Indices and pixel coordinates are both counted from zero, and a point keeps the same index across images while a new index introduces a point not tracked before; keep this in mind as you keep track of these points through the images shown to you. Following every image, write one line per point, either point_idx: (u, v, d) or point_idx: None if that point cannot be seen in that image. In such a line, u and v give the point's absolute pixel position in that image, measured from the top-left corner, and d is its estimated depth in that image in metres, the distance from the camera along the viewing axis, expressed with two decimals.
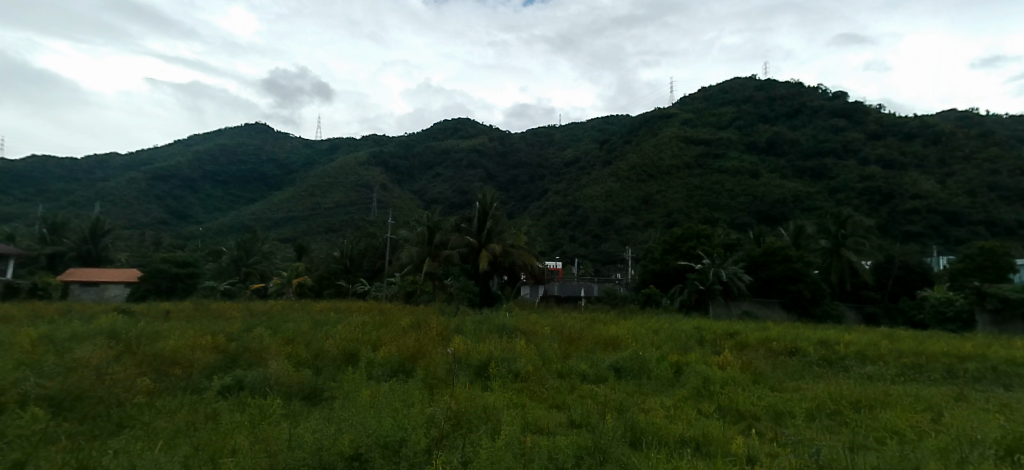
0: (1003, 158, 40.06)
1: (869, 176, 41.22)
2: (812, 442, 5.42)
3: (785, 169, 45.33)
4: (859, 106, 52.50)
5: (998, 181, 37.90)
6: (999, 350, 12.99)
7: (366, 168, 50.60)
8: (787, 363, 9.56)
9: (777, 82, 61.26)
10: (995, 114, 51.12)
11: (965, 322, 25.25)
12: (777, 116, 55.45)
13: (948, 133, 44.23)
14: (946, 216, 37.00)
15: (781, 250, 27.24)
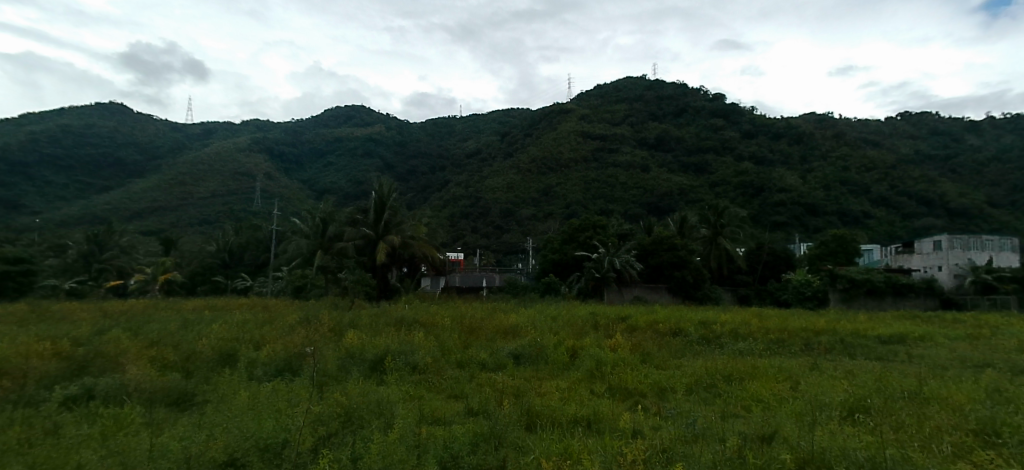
0: (851, 157, 46.07)
1: (744, 171, 45.37)
2: (689, 414, 5.95)
3: (672, 164, 48.61)
4: (735, 108, 57.60)
5: (848, 177, 43.60)
6: (846, 324, 15.09)
7: (246, 156, 48.15)
8: (671, 343, 10.31)
9: (664, 83, 65.57)
10: (844, 118, 58.57)
11: (820, 300, 28.75)
12: (664, 114, 59.23)
13: (808, 134, 49.99)
14: (806, 207, 41.81)
15: (668, 239, 29.29)
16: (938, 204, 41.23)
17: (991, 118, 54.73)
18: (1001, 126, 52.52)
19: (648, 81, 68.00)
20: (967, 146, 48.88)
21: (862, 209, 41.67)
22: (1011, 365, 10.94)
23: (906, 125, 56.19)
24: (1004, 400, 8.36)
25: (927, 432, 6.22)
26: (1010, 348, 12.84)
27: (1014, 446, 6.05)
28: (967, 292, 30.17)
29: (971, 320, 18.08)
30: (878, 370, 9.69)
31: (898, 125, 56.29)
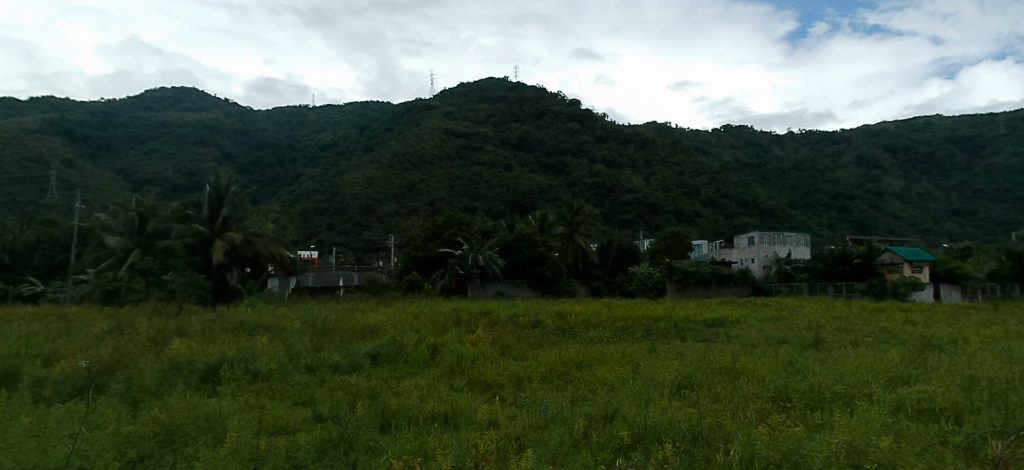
0: (685, 163, 52.04)
1: (597, 172, 48.88)
2: (542, 402, 6.32)
3: (533, 164, 50.65)
4: (588, 114, 61.77)
5: (683, 181, 49.35)
6: (680, 310, 17.07)
7: (38, 137, 37.34)
8: (529, 335, 10.76)
9: (524, 86, 68.18)
10: (679, 129, 65.89)
11: (659, 290, 32.18)
12: (525, 116, 61.55)
13: (650, 141, 55.38)
14: (649, 207, 46.32)
15: (529, 236, 30.59)
16: (752, 205, 48.21)
17: (789, 133, 65.43)
18: (797, 139, 62.91)
19: (510, 83, 70.26)
20: (773, 156, 57.77)
21: (694, 209, 47.27)
22: (803, 340, 13.21)
23: (728, 136, 64.74)
24: (795, 369, 10.10)
25: (737, 401, 7.30)
26: (802, 326, 15.55)
27: (798, 408, 7.37)
28: (772, 279, 35.66)
29: (773, 303, 21.57)
30: (704, 350, 11.09)
31: (721, 136, 64.67)
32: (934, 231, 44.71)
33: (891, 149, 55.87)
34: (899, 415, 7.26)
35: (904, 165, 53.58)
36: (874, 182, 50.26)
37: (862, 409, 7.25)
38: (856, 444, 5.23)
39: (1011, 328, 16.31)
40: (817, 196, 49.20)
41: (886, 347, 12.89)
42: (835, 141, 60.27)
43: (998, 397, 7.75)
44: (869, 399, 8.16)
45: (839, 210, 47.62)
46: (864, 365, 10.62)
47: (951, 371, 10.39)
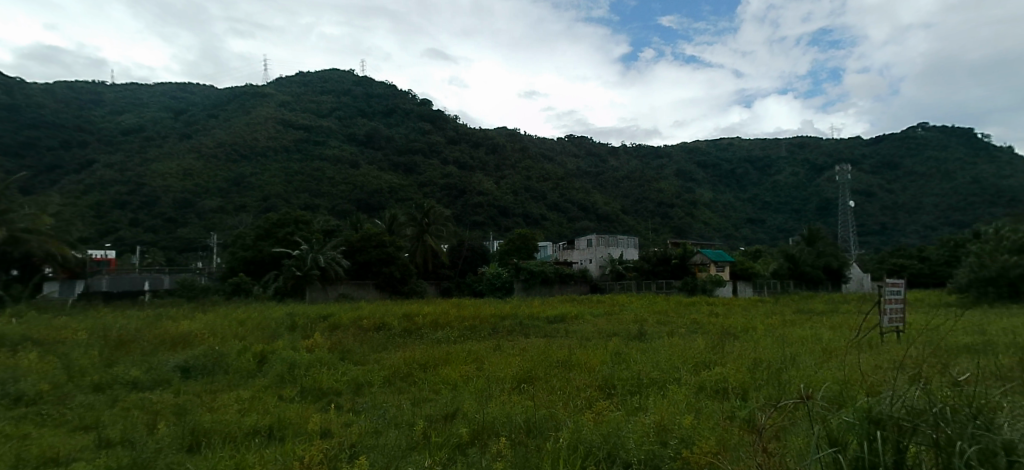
0: (533, 168, 54.95)
1: (449, 173, 49.25)
2: (380, 406, 6.21)
3: (382, 162, 49.39)
4: (438, 116, 61.90)
5: (531, 185, 52.21)
6: (524, 308, 17.92)
7: None
8: (372, 338, 10.48)
9: (372, 82, 66.91)
10: (525, 135, 69.19)
11: (507, 289, 33.55)
12: (373, 113, 60.20)
13: (501, 145, 57.18)
14: (499, 209, 48.03)
15: (376, 236, 29.84)
16: (591, 210, 52.43)
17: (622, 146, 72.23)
18: (629, 151, 69.67)
19: (356, 78, 67.35)
20: (609, 166, 63.16)
21: (540, 212, 50.29)
22: (631, 333, 14.72)
23: (570, 144, 69.33)
24: (620, 359, 11.23)
25: (569, 391, 7.89)
26: (629, 319, 17.35)
27: (620, 394, 8.22)
28: (607, 277, 39.14)
29: (607, 299, 23.70)
30: (544, 345, 11.79)
31: (565, 144, 69.03)
32: (734, 236, 52.71)
33: (703, 165, 64.53)
34: (701, 395, 8.42)
35: (712, 179, 62.25)
36: (690, 193, 57.65)
37: (671, 391, 8.31)
38: (664, 423, 5.96)
39: (784, 316, 20.02)
40: (645, 204, 54.91)
41: (695, 336, 14.90)
42: (659, 155, 68.07)
43: (771, 374, 9.43)
44: (678, 382, 9.41)
45: (663, 216, 53.67)
46: (676, 353, 12.20)
47: (740, 355, 12.42)
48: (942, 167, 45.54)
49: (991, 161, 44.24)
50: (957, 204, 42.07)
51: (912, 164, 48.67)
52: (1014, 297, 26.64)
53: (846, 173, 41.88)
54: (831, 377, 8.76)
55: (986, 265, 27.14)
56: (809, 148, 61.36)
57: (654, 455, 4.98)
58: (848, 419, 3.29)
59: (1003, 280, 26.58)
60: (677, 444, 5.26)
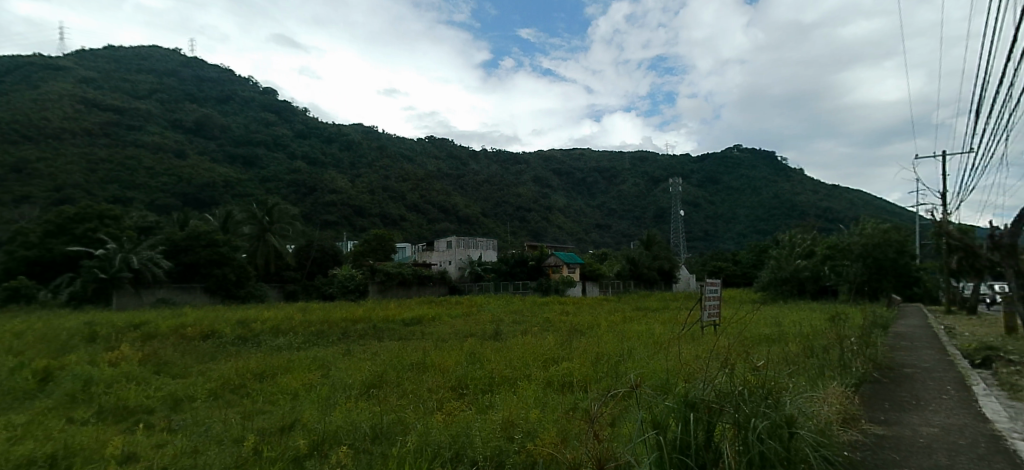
0: (391, 168, 53.66)
1: (296, 169, 46.82)
2: (203, 422, 5.64)
3: (215, 153, 45.00)
4: (279, 109, 59.46)
5: (389, 185, 50.79)
6: (379, 311, 17.41)
7: None
8: (198, 347, 9.46)
9: (203, 65, 61.75)
10: (383, 134, 67.63)
11: (360, 292, 32.77)
12: (205, 98, 54.87)
13: (356, 143, 57.03)
14: (354, 209, 46.40)
15: (206, 234, 27.09)
16: (452, 212, 52.78)
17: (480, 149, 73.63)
18: (489, 155, 71.01)
19: (182, 57, 61.58)
20: (469, 169, 63.89)
21: (399, 212, 49.50)
22: (487, 333, 15.11)
23: (429, 145, 68.95)
24: (474, 359, 11.48)
25: (421, 394, 7.88)
26: (486, 319, 17.79)
27: (471, 393, 8.41)
28: (464, 278, 39.75)
29: (464, 300, 24.03)
30: (398, 348, 11.61)
31: (425, 145, 68.62)
32: (585, 240, 56.72)
33: (558, 172, 67.96)
34: (548, 390, 8.92)
35: (566, 186, 65.77)
36: (545, 198, 60.55)
37: (519, 388, 8.70)
38: (511, 418, 6.21)
39: (626, 313, 21.99)
40: (504, 207, 56.54)
41: (547, 334, 15.73)
42: (518, 162, 70.69)
43: (610, 367, 10.34)
44: (529, 378, 9.87)
45: (521, 220, 55.82)
46: (527, 350, 12.81)
47: (585, 350, 13.41)
48: (752, 184, 53.40)
49: (787, 180, 53.15)
50: (762, 216, 50.04)
51: (729, 180, 56.55)
52: (802, 295, 32.47)
53: (676, 186, 46.84)
54: (659, 367, 9.88)
55: (784, 267, 32.04)
56: (648, 162, 68.29)
57: (499, 451, 5.12)
58: (665, 405, 3.65)
59: (795, 280, 31.89)
60: (522, 438, 5.52)
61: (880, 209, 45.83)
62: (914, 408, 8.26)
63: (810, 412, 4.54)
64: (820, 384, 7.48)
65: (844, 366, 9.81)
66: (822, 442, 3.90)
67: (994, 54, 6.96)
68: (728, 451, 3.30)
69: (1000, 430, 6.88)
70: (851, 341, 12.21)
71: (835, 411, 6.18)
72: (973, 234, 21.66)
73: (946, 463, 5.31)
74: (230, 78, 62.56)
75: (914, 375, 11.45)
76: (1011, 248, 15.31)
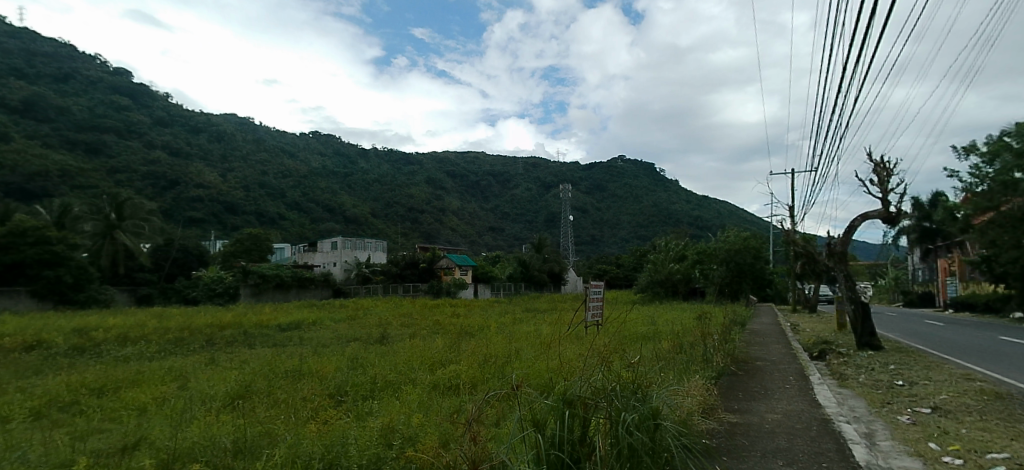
0: (269, 162, 51.82)
1: (154, 160, 40.62)
2: (18, 447, 4.93)
3: (49, 138, 36.01)
4: (134, 94, 53.08)
5: (265, 181, 48.89)
6: (251, 316, 16.29)
7: None
8: (20, 361, 8.25)
9: (34, 37, 53.06)
10: (261, 126, 63.19)
11: (230, 295, 31.13)
12: (35, 75, 46.80)
13: (228, 135, 52.21)
14: (225, 206, 43.89)
15: (35, 230, 23.45)
16: (338, 212, 51.51)
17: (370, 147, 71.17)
18: (379, 155, 69.35)
19: (6, 27, 52.55)
20: (358, 168, 61.36)
21: (277, 211, 48.29)
22: (371, 337, 14.74)
23: (315, 140, 65.22)
24: (356, 364, 11.13)
25: (294, 404, 7.47)
26: (373, 323, 17.33)
27: (351, 400, 8.13)
28: (352, 282, 38.43)
29: (351, 303, 23.24)
30: (271, 355, 10.94)
31: (309, 141, 65.40)
32: (478, 242, 57.81)
33: (451, 175, 67.84)
34: (432, 393, 8.86)
35: (460, 188, 65.84)
36: (439, 200, 59.90)
37: (403, 393, 8.56)
38: (390, 425, 6.09)
39: (515, 315, 22.56)
40: (396, 207, 55.46)
41: (434, 337, 15.67)
42: (410, 162, 69.74)
43: (497, 368, 10.51)
44: (414, 382, 9.75)
45: (413, 222, 55.15)
46: (414, 354, 12.67)
47: (472, 351, 13.53)
48: (634, 193, 57.10)
49: (664, 189, 57.54)
50: (643, 223, 53.15)
51: (615, 188, 59.60)
52: (674, 295, 35.04)
53: (566, 193, 48.36)
54: (542, 367, 10.22)
55: (659, 270, 34.92)
56: (539, 167, 70.50)
57: (376, 458, 4.98)
58: (545, 403, 3.70)
59: (668, 283, 34.69)
60: (401, 444, 5.42)
61: (743, 219, 50.87)
62: (762, 396, 9.31)
63: (674, 404, 4.92)
64: (685, 378, 8.19)
65: (707, 361, 10.84)
66: (683, 431, 4.23)
67: (836, 93, 8.09)
68: (599, 440, 3.45)
69: (828, 414, 7.97)
70: (714, 338, 13.49)
71: (697, 402, 6.81)
72: (814, 243, 24.86)
73: (785, 446, 6.04)
74: (70, 55, 54.62)
75: (764, 367, 12.93)
76: (842, 255, 17.95)
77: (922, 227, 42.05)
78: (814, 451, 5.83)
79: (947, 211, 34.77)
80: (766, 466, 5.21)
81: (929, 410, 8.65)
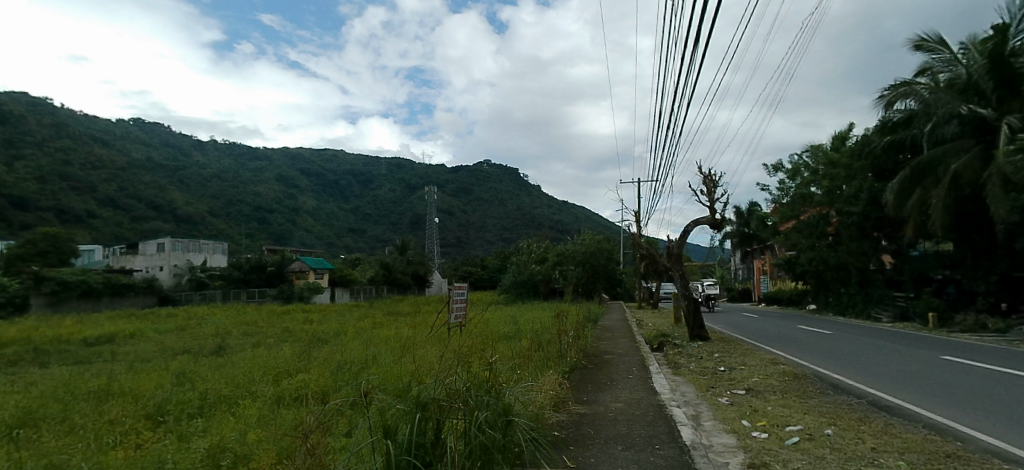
0: (76, 150, 39.86)
1: None
2: None
3: None
4: None
5: (70, 172, 37.69)
6: (43, 331, 13.85)
7: None
8: None
9: None
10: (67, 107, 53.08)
11: (17, 306, 25.76)
12: None
13: (16, 116, 37.08)
14: (11, 201, 34.43)
15: None
16: (167, 210, 45.08)
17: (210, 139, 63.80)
18: (219, 147, 62.28)
19: None
20: (193, 160, 53.81)
21: (85, 208, 39.03)
22: (204, 348, 13.39)
23: (138, 126, 55.94)
24: (182, 380, 10.00)
25: (100, 429, 6.52)
26: (208, 334, 15.68)
27: (175, 419, 7.31)
28: (184, 289, 34.57)
29: (181, 313, 20.75)
30: (71, 374, 9.44)
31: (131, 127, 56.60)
32: (336, 245, 57.84)
33: (306, 173, 63.83)
34: (275, 406, 8.26)
35: (315, 187, 62.03)
36: (291, 199, 56.77)
37: (241, 407, 7.89)
38: (220, 442, 5.54)
39: (374, 319, 21.93)
40: (238, 206, 51.47)
41: (280, 345, 14.65)
42: (257, 158, 64.10)
43: (350, 374, 10.12)
44: (255, 395, 9.03)
45: (260, 221, 52.72)
46: (258, 365, 11.73)
47: (325, 359, 12.90)
48: (499, 196, 58.61)
49: (527, 194, 59.94)
50: (508, 226, 55.24)
51: (481, 192, 59.96)
52: (536, 295, 36.57)
53: (431, 195, 46.82)
54: (399, 372, 10.02)
55: (523, 271, 36.43)
56: (404, 168, 69.31)
57: None
58: (397, 408, 3.58)
59: (530, 283, 36.18)
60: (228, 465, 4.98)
61: (598, 224, 54.24)
62: (608, 387, 10.11)
63: (524, 402, 5.12)
64: (539, 375, 8.60)
65: (560, 357, 11.45)
66: (531, 425, 4.44)
67: (672, 105, 8.98)
68: (450, 441, 3.43)
69: (663, 400, 8.85)
70: (568, 335, 14.28)
71: (548, 397, 7.20)
72: (655, 246, 27.15)
73: (624, 431, 6.61)
74: None
75: (611, 360, 14.01)
76: (678, 256, 19.97)
77: (741, 232, 48.55)
78: (648, 434, 6.46)
79: (759, 220, 41.13)
80: (608, 451, 5.61)
81: (743, 392, 10.03)
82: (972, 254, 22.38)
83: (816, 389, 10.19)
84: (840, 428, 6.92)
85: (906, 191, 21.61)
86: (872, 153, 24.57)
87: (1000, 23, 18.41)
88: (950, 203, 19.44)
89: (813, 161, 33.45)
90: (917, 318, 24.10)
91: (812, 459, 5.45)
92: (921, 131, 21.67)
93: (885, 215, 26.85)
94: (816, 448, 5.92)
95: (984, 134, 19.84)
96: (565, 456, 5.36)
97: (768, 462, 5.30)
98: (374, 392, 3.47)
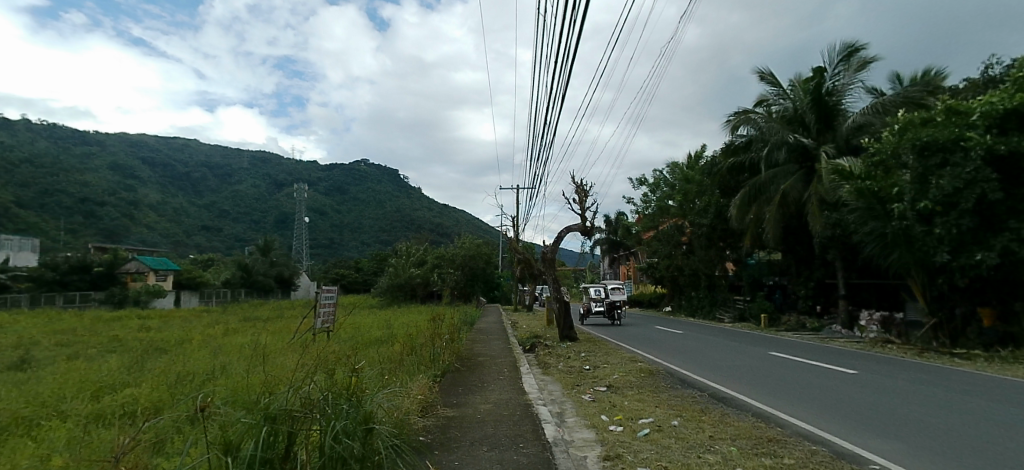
0: None
1: None
2: None
3: None
4: None
5: None
6: None
7: None
8: None
9: None
10: None
11: None
12: None
13: None
14: None
15: None
16: None
17: (21, 116, 53.96)
18: (37, 128, 53.24)
19: None
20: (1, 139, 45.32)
21: None
22: (4, 363, 11.36)
23: None
24: None
25: None
26: (7, 346, 13.28)
27: None
28: None
29: None
30: None
31: None
32: (185, 242, 52.21)
33: (150, 163, 57.11)
34: (93, 425, 7.16)
35: (160, 179, 55.44)
36: (129, 191, 50.00)
37: (47, 430, 6.77)
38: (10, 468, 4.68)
39: (228, 325, 20.21)
40: (58, 197, 42.02)
41: (103, 356, 12.86)
42: (87, 143, 55.85)
43: (192, 386, 9.08)
44: (68, 414, 7.80)
45: (86, 215, 44.88)
46: (75, 381, 10.13)
47: (167, 371, 11.57)
48: (377, 198, 57.20)
49: (407, 197, 59.16)
50: (385, 228, 54.04)
51: (357, 191, 57.96)
52: (412, 298, 36.13)
53: (303, 192, 44.17)
54: (250, 382, 9.23)
55: (400, 274, 35.60)
56: (270, 164, 65.06)
57: None
58: (238, 420, 3.16)
59: (408, 286, 35.63)
60: None
61: (477, 228, 54.99)
62: (478, 389, 10.26)
63: (388, 408, 4.91)
64: (408, 379, 8.44)
65: (433, 361, 11.38)
66: (395, 432, 4.22)
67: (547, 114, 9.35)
68: (301, 455, 3.15)
69: (530, 399, 9.13)
70: (443, 338, 14.23)
71: (415, 402, 7.11)
72: (531, 250, 27.74)
73: (490, 433, 6.71)
74: None
75: (484, 362, 14.22)
76: (552, 261, 20.80)
77: (610, 239, 51.98)
78: (513, 435, 6.62)
79: (626, 227, 44.20)
80: (473, 452, 5.68)
81: (605, 388, 10.70)
82: (796, 263, 25.77)
83: (666, 384, 11.21)
84: (685, 419, 7.68)
85: (746, 206, 24.49)
86: (718, 173, 27.43)
87: (819, 67, 21.64)
88: (779, 218, 22.39)
89: (672, 177, 36.61)
90: (753, 318, 27.44)
91: (658, 448, 5.96)
92: (758, 155, 24.75)
93: (729, 227, 30.21)
94: (663, 438, 6.51)
95: (805, 160, 23.15)
96: (429, 461, 5.31)
97: (620, 454, 5.71)
98: (210, 403, 3.05)
